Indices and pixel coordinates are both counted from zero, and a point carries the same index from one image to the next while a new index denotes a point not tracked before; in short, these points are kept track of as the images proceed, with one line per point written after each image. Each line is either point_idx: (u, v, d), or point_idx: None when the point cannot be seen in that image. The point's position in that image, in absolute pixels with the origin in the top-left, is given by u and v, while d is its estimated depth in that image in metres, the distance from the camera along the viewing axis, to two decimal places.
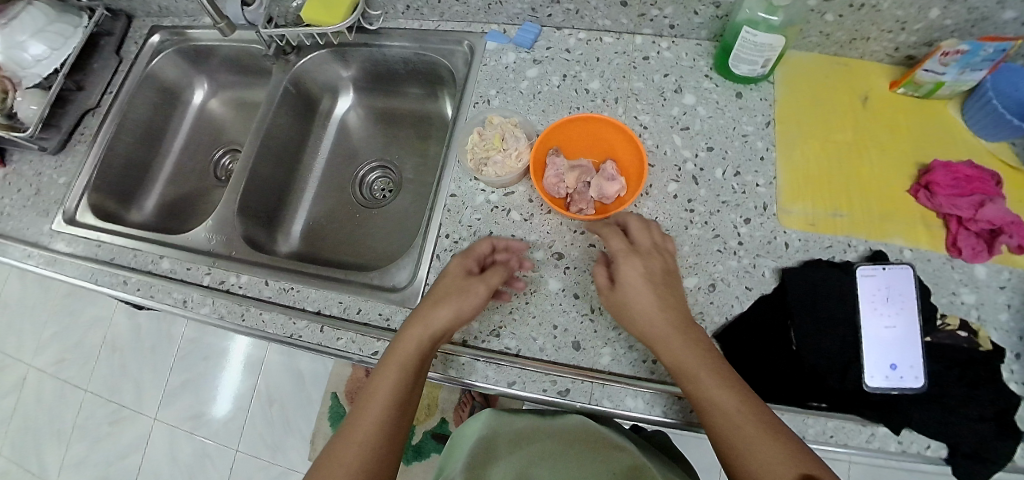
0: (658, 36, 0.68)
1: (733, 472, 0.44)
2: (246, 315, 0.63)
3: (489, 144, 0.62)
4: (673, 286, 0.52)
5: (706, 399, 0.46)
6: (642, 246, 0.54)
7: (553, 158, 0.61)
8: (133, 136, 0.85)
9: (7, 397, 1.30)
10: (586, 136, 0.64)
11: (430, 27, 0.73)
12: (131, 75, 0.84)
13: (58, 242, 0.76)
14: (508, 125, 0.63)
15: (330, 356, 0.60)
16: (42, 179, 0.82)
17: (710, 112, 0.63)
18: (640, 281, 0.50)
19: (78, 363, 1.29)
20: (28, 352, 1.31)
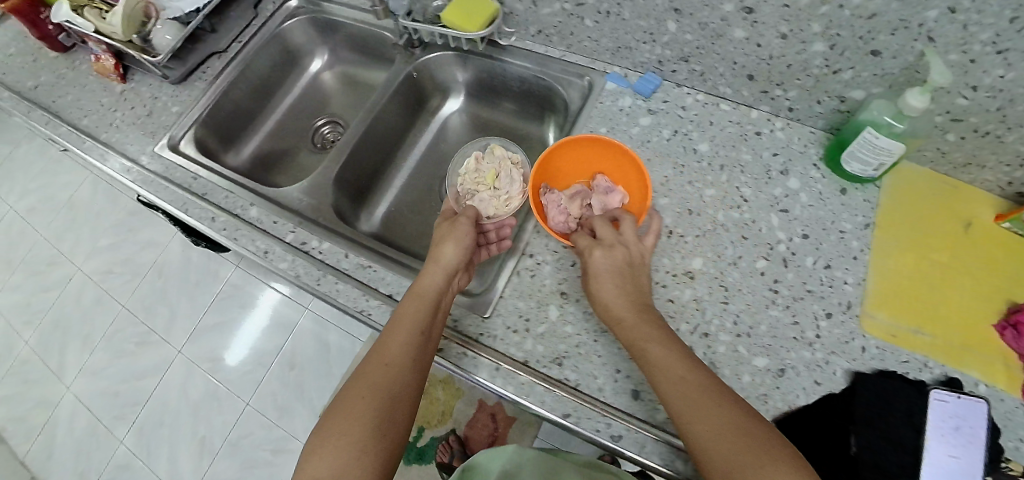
0: (774, 115, 0.70)
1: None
2: (322, 281, 0.65)
3: (482, 178, 0.75)
4: (639, 273, 0.57)
5: (682, 401, 0.46)
6: (607, 238, 0.58)
7: (551, 195, 0.66)
8: (248, 85, 0.90)
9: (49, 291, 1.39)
10: (570, 167, 0.71)
11: (555, 55, 0.76)
12: (263, 30, 0.90)
13: (157, 166, 0.81)
14: (504, 165, 0.76)
15: None
16: (157, 103, 0.87)
17: (811, 201, 0.64)
18: (611, 264, 0.56)
19: (126, 277, 1.36)
20: (79, 256, 1.40)
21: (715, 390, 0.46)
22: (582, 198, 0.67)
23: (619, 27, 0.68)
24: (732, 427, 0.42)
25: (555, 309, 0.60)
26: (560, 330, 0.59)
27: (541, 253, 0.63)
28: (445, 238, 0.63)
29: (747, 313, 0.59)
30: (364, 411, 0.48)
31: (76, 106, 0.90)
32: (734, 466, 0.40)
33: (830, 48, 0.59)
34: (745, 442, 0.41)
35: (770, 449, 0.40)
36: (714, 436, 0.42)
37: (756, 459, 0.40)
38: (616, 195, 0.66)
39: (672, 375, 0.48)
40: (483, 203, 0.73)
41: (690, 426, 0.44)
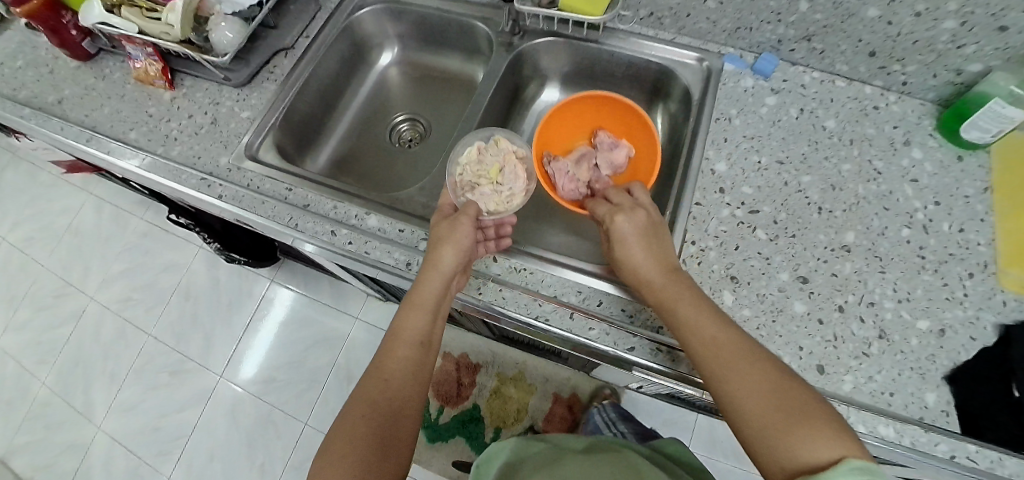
0: (886, 90, 0.74)
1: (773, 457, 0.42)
2: (483, 290, 0.61)
3: (485, 171, 0.69)
4: (662, 235, 0.58)
5: (712, 361, 0.48)
6: (626, 203, 0.60)
7: (559, 167, 0.73)
8: (321, 86, 0.85)
9: (65, 326, 1.37)
10: (563, 132, 0.80)
11: (666, 37, 0.77)
12: (333, 23, 0.84)
13: (241, 179, 0.71)
14: (509, 159, 0.70)
15: (578, 343, 0.58)
16: (220, 109, 0.78)
17: (936, 169, 0.69)
18: (636, 230, 0.57)
19: (144, 304, 1.35)
20: (93, 286, 1.39)
21: (749, 354, 0.47)
22: (586, 158, 0.76)
23: (745, 7, 0.68)
24: (761, 386, 0.45)
25: (729, 295, 0.61)
26: (738, 314, 0.60)
27: (703, 239, 0.63)
28: (445, 237, 0.58)
29: (903, 279, 0.63)
30: (376, 424, 0.49)
31: (117, 119, 0.80)
32: (766, 422, 0.43)
33: (961, 25, 0.61)
34: (773, 400, 0.44)
35: (801, 405, 0.43)
36: (747, 395, 0.45)
37: (788, 416, 0.42)
38: (617, 148, 0.75)
39: (704, 340, 0.49)
40: (483, 198, 0.66)
41: (721, 384, 0.47)
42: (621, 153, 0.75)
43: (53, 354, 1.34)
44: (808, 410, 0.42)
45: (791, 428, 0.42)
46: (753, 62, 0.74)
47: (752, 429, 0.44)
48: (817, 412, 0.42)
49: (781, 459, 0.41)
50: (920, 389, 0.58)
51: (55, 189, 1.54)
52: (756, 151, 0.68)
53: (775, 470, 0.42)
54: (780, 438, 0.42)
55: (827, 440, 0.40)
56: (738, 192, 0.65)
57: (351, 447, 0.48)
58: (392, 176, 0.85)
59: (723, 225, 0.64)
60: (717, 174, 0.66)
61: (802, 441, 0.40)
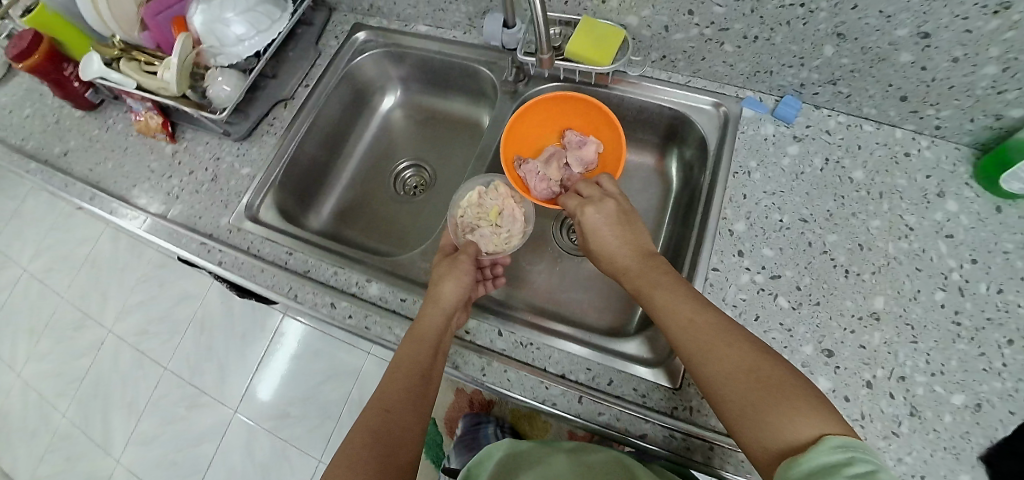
0: (918, 133, 0.69)
1: (750, 433, 0.44)
2: (488, 370, 0.59)
3: (485, 214, 0.69)
4: (634, 222, 0.63)
5: (692, 346, 0.49)
6: (595, 195, 0.65)
7: (529, 169, 0.70)
8: (323, 133, 0.83)
9: (84, 359, 1.39)
10: (536, 131, 0.75)
11: (680, 80, 0.73)
12: (332, 70, 0.84)
13: (242, 242, 0.70)
14: (508, 202, 0.69)
15: (590, 429, 0.55)
16: (221, 165, 0.77)
17: (973, 223, 0.64)
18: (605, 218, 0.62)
19: (159, 336, 1.36)
20: (110, 318, 1.41)
21: (717, 329, 0.50)
22: (556, 157, 0.72)
23: (765, 52, 0.64)
24: (740, 366, 0.46)
25: None
26: None
27: (722, 309, 0.59)
28: (446, 274, 0.62)
29: (937, 349, 0.59)
30: (384, 456, 0.50)
31: (120, 175, 0.79)
32: (747, 401, 0.44)
33: (1003, 71, 0.55)
34: (753, 379, 0.45)
35: (780, 382, 0.44)
36: (729, 377, 0.46)
37: (770, 394, 0.44)
38: (587, 145, 0.71)
39: (676, 320, 0.52)
40: (482, 239, 0.68)
41: (701, 368, 0.48)
42: (591, 149, 0.71)
43: (73, 387, 1.37)
44: (775, 382, 0.44)
45: (771, 407, 0.43)
46: (775, 106, 0.70)
47: (734, 408, 0.45)
48: (789, 385, 0.44)
49: (766, 438, 0.42)
50: (953, 470, 0.54)
51: (71, 219, 1.56)
52: (777, 208, 0.64)
53: (760, 449, 0.43)
54: (762, 415, 0.43)
55: (807, 416, 0.42)
56: (759, 255, 0.62)
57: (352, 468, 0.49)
58: (400, 232, 0.82)
59: (742, 292, 0.60)
60: (736, 234, 0.63)
61: (784, 416, 0.42)
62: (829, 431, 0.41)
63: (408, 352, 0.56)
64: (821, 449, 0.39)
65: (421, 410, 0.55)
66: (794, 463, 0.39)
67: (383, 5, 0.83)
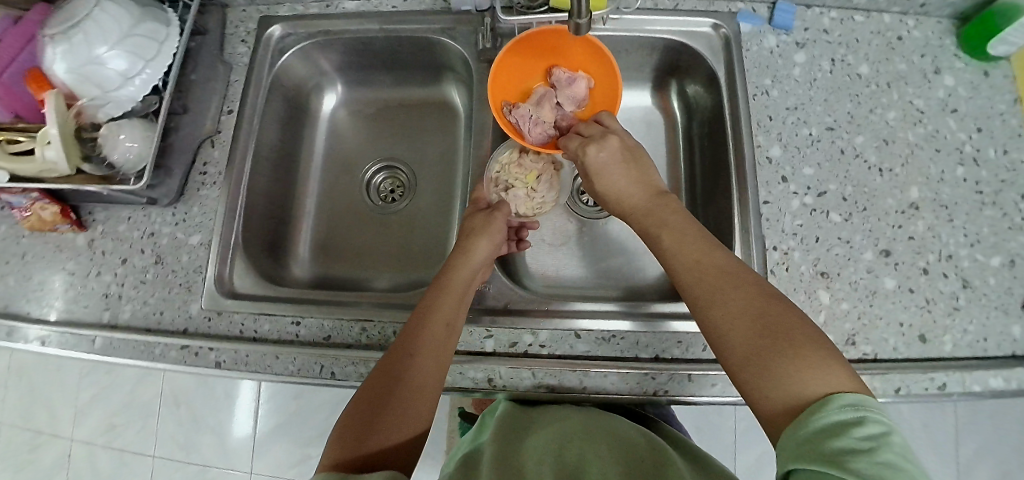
0: (903, 14, 0.68)
1: (748, 380, 0.40)
2: (584, 381, 0.52)
3: (521, 175, 0.61)
4: (640, 158, 0.56)
5: (699, 290, 0.45)
6: (593, 135, 0.57)
7: (518, 113, 0.59)
8: (269, 164, 0.67)
9: (54, 476, 1.22)
10: (515, 72, 0.62)
11: (667, 6, 0.67)
12: (254, 84, 0.66)
13: (228, 325, 0.57)
14: (549, 167, 0.62)
15: (708, 404, 0.52)
16: (160, 241, 0.61)
17: (970, 92, 0.65)
18: (603, 157, 0.55)
19: (134, 426, 1.20)
20: (66, 424, 1.21)
21: (732, 274, 0.45)
22: (546, 97, 0.60)
23: None
24: (749, 310, 0.42)
25: (825, 293, 0.57)
26: (839, 308, 0.57)
27: (784, 241, 0.58)
28: (479, 228, 0.58)
29: (970, 221, 0.61)
30: (400, 412, 0.43)
31: (31, 289, 0.63)
32: (752, 346, 0.40)
33: None
34: (763, 325, 0.40)
35: (792, 331, 0.40)
36: (735, 321, 0.42)
37: (779, 342, 0.39)
38: (579, 81, 0.60)
39: (684, 260, 0.47)
40: (516, 201, 0.61)
41: (707, 310, 0.44)
42: (584, 86, 0.60)
43: None
44: (791, 334, 0.39)
45: (783, 356, 0.38)
46: (769, 15, 0.67)
47: (736, 354, 0.41)
48: (804, 339, 0.39)
49: (766, 389, 0.38)
50: (1007, 325, 0.58)
51: None
52: (804, 121, 0.63)
53: (760, 400, 0.39)
54: (766, 366, 0.39)
55: (820, 370, 0.37)
56: (801, 176, 0.60)
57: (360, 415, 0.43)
58: (406, 255, 0.69)
59: (798, 219, 0.59)
60: (774, 160, 0.61)
61: (791, 368, 0.37)
62: (840, 389, 0.36)
63: (442, 309, 0.50)
64: (828, 406, 0.34)
65: (440, 369, 0.47)
66: (801, 423, 0.35)
67: None
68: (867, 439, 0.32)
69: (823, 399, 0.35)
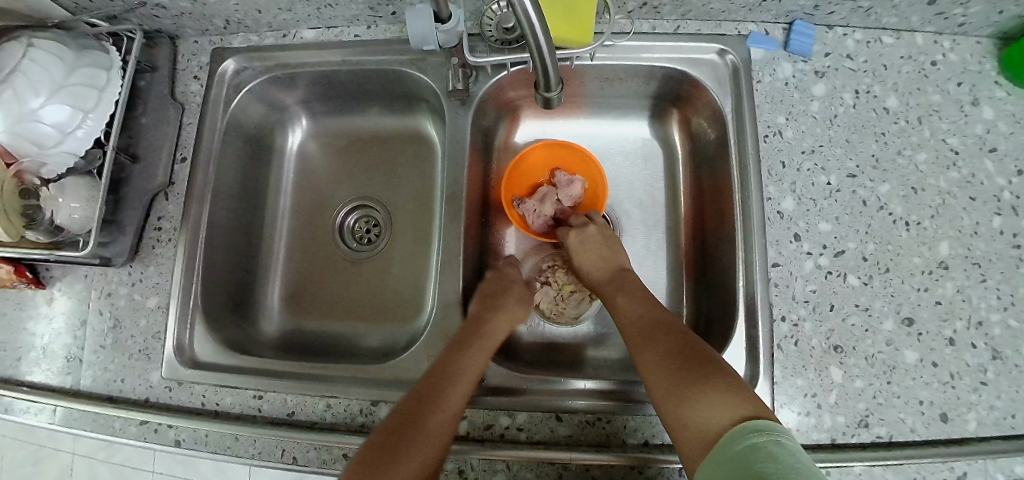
0: (939, 33, 0.59)
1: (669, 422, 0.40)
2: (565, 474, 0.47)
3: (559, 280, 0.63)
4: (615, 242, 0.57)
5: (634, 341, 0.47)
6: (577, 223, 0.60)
7: (525, 206, 0.62)
8: (231, 211, 0.62)
9: None
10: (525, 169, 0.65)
11: (667, 28, 0.59)
12: (207, 125, 0.59)
13: (188, 396, 0.54)
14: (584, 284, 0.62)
15: None
16: (118, 303, 0.58)
17: (1012, 128, 0.56)
18: (580, 239, 0.58)
19: None
20: None
21: (670, 326, 0.46)
22: (550, 195, 0.63)
23: None
24: (677, 347, 0.43)
25: (837, 370, 0.51)
26: (852, 387, 0.51)
27: (794, 310, 0.52)
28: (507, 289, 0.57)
29: (1005, 282, 0.53)
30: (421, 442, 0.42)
31: None
32: (675, 378, 0.41)
33: None
34: (686, 360, 0.42)
35: (709, 363, 0.41)
36: (663, 357, 0.43)
37: (697, 370, 0.40)
38: (580, 183, 0.63)
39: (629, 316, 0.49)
40: (544, 297, 0.62)
41: (638, 349, 0.46)
42: (583, 187, 0.63)
43: None
44: (713, 371, 0.40)
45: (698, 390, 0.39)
46: (785, 39, 0.59)
47: (660, 385, 0.42)
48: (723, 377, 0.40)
49: (687, 416, 0.39)
50: None
51: None
52: (822, 168, 0.56)
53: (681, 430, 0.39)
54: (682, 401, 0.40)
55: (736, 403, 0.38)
56: (817, 233, 0.54)
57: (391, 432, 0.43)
58: (382, 304, 0.64)
59: (811, 284, 0.53)
60: (786, 215, 0.54)
61: (705, 396, 0.39)
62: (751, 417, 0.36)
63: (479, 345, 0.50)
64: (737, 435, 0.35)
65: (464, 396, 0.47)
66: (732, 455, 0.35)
67: (244, 18, 0.59)
68: (769, 466, 0.32)
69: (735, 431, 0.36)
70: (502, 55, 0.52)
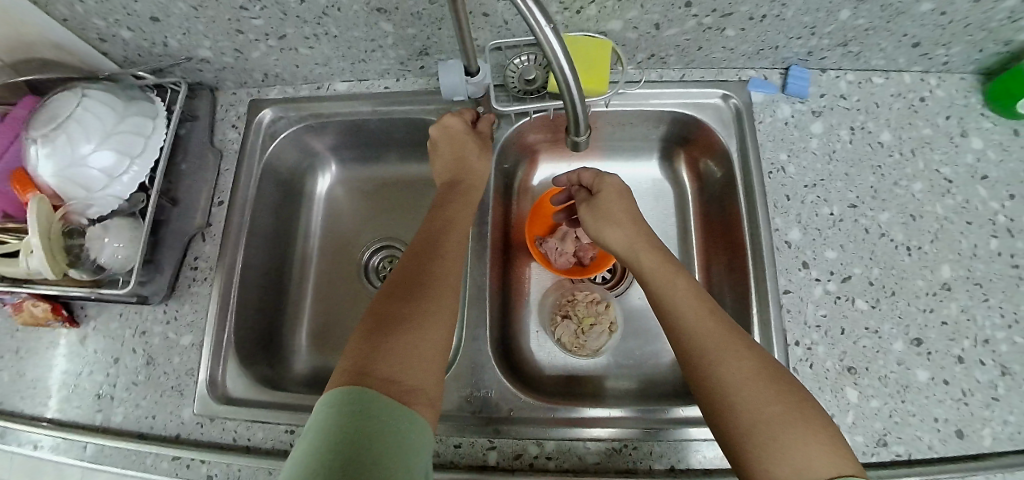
0: (925, 72, 0.64)
1: (753, 451, 0.36)
2: None
3: (579, 314, 0.63)
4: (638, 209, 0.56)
5: (700, 345, 0.42)
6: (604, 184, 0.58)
7: (547, 244, 0.65)
8: (262, 250, 0.65)
9: None
10: (545, 209, 0.69)
11: (673, 76, 0.63)
12: (243, 170, 0.63)
13: (218, 432, 0.55)
14: (604, 316, 0.63)
15: None
16: (152, 341, 0.59)
17: (1000, 156, 0.60)
18: (618, 194, 0.55)
19: None
20: None
21: (733, 334, 0.42)
22: (570, 232, 0.65)
23: (772, 27, 0.54)
24: (758, 374, 0.39)
25: (852, 390, 0.53)
26: (868, 407, 0.52)
27: (807, 334, 0.54)
28: (462, 189, 0.56)
29: (1007, 300, 0.55)
30: (402, 370, 0.39)
31: (22, 386, 0.59)
32: (762, 413, 0.37)
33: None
34: (769, 391, 0.38)
35: (795, 398, 0.38)
36: (742, 381, 0.39)
37: (787, 402, 0.38)
38: None
39: (688, 315, 0.44)
40: (565, 330, 0.62)
41: (707, 367, 0.41)
42: None
43: None
44: (797, 402, 0.38)
45: (792, 424, 0.36)
46: (783, 83, 0.63)
47: (742, 420, 0.37)
48: (808, 409, 0.38)
49: (782, 452, 0.35)
50: None
51: None
52: (824, 200, 0.59)
53: (764, 478, 0.35)
54: (775, 432, 0.36)
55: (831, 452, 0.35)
56: (823, 260, 0.57)
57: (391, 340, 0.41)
58: None
59: (822, 309, 0.55)
60: (794, 244, 0.57)
61: (798, 440, 0.35)
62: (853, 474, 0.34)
63: (441, 268, 0.48)
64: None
65: (451, 291, 0.47)
66: None
67: (282, 72, 0.63)
68: None
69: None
70: (525, 104, 0.57)
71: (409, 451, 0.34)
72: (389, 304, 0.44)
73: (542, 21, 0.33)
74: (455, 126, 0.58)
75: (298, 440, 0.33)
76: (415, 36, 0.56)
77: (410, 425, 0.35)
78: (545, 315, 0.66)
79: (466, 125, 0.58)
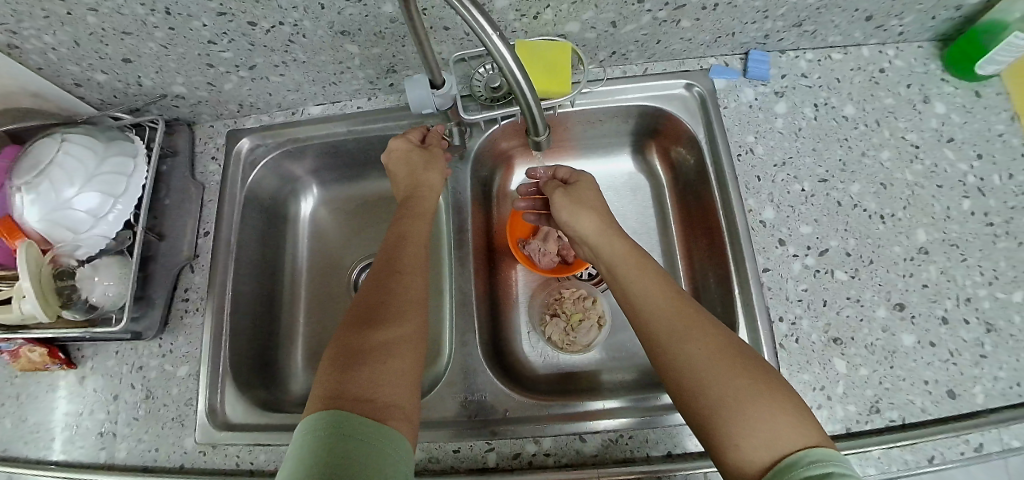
0: (882, 44, 0.65)
1: (721, 428, 0.37)
2: None
3: (567, 311, 0.64)
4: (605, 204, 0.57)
5: (665, 330, 0.43)
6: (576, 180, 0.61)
7: (530, 245, 0.67)
8: (252, 278, 0.66)
9: None
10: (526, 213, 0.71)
11: (637, 71, 0.65)
12: (227, 200, 0.64)
13: (221, 459, 0.55)
14: (592, 312, 0.64)
15: None
16: (149, 374, 0.60)
17: (963, 118, 0.62)
18: (589, 190, 0.58)
19: None
20: None
21: (698, 317, 0.44)
22: (552, 233, 0.67)
23: (726, 15, 0.56)
24: (720, 351, 0.40)
25: (840, 361, 0.53)
26: (857, 376, 0.53)
27: (790, 310, 0.55)
28: (420, 206, 0.56)
29: (985, 258, 0.56)
30: (373, 388, 0.39)
31: (25, 431, 0.60)
32: (726, 389, 0.38)
33: None
34: (732, 367, 0.39)
35: (761, 374, 0.39)
36: (706, 362, 0.40)
37: (751, 378, 0.38)
38: None
39: (653, 302, 0.45)
40: (554, 328, 0.63)
41: (670, 349, 0.42)
42: None
43: None
44: (762, 378, 0.39)
45: (756, 399, 0.37)
46: (744, 67, 0.65)
47: (708, 398, 0.38)
48: (773, 383, 0.38)
49: (748, 427, 0.36)
50: None
51: None
52: (794, 177, 0.60)
53: (734, 454, 0.36)
54: (741, 408, 0.37)
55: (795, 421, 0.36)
56: (799, 236, 0.58)
57: (358, 367, 0.41)
58: None
59: (802, 284, 0.56)
60: (768, 223, 0.58)
61: (762, 412, 0.36)
62: (817, 442, 0.34)
63: (403, 282, 0.48)
64: (799, 463, 0.33)
65: (416, 310, 0.47)
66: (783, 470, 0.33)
67: (257, 101, 0.65)
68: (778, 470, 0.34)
69: (794, 456, 0.34)
70: (492, 111, 0.58)
71: (386, 467, 0.34)
72: (354, 324, 0.45)
73: (489, 29, 0.34)
74: (402, 146, 0.59)
75: (289, 453, 0.35)
76: (381, 55, 0.57)
77: (386, 445, 0.36)
78: (534, 316, 0.66)
79: (412, 144, 0.59)
